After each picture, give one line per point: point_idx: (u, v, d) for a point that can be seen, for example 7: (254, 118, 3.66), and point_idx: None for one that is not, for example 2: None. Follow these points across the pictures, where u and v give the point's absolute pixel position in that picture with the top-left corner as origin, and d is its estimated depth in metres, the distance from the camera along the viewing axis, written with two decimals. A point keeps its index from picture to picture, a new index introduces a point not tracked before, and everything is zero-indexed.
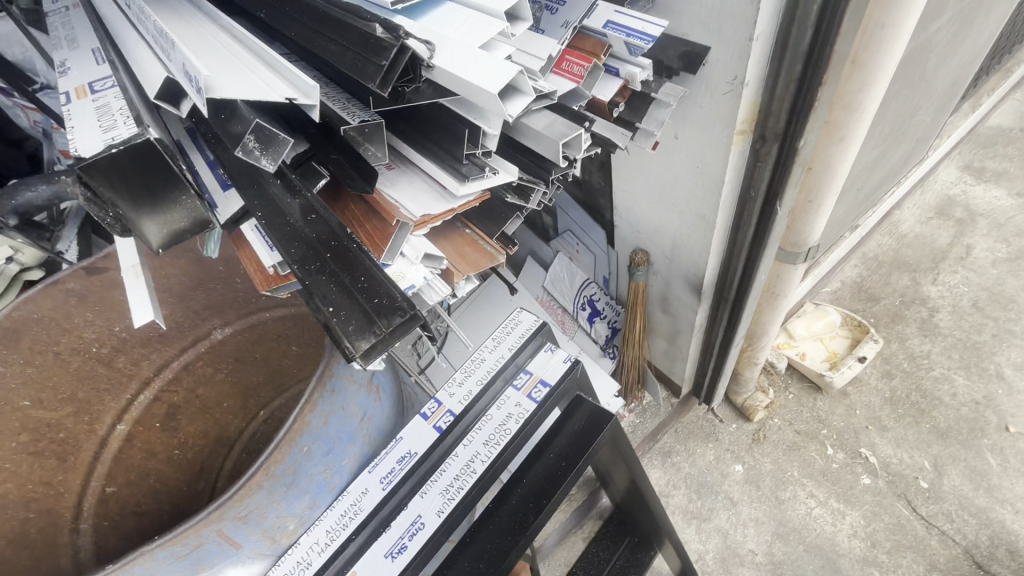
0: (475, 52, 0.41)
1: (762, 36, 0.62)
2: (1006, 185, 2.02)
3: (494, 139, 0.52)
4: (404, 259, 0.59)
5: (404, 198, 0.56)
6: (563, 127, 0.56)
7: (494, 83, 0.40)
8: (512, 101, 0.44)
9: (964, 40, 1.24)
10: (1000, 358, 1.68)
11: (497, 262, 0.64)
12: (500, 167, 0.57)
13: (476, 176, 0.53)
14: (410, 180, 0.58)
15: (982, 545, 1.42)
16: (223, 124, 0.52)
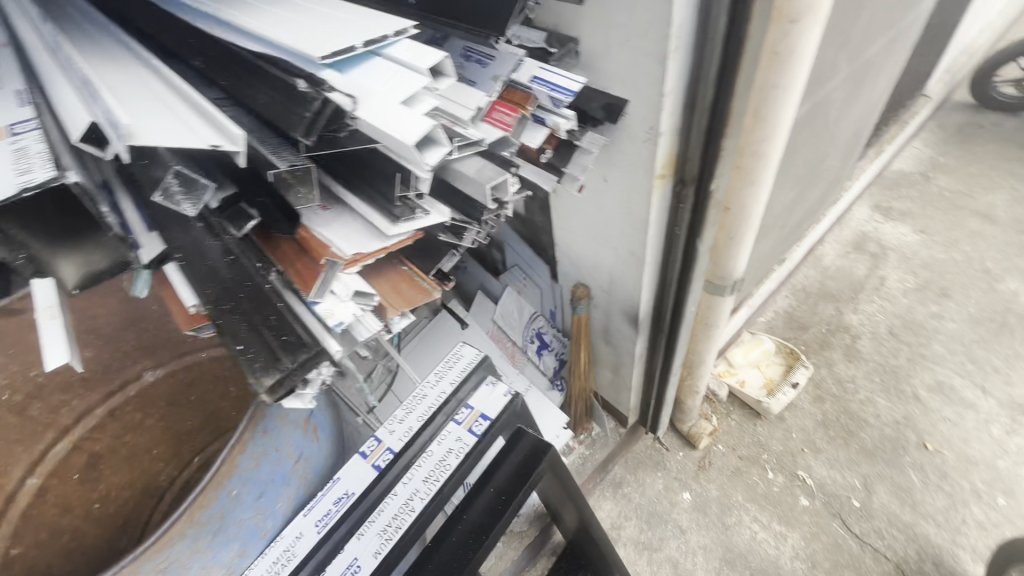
0: (397, 104, 0.44)
1: (672, 93, 0.68)
2: (911, 222, 2.23)
3: (424, 182, 0.55)
4: (332, 296, 0.58)
5: (337, 237, 0.58)
6: (492, 172, 0.60)
7: (408, 133, 0.43)
8: (430, 150, 0.48)
9: (859, 96, 1.40)
10: (916, 380, 1.82)
11: (431, 298, 0.66)
12: (432, 208, 0.60)
13: (406, 217, 0.57)
14: (344, 221, 0.60)
15: (910, 559, 1.50)
16: (145, 168, 0.58)
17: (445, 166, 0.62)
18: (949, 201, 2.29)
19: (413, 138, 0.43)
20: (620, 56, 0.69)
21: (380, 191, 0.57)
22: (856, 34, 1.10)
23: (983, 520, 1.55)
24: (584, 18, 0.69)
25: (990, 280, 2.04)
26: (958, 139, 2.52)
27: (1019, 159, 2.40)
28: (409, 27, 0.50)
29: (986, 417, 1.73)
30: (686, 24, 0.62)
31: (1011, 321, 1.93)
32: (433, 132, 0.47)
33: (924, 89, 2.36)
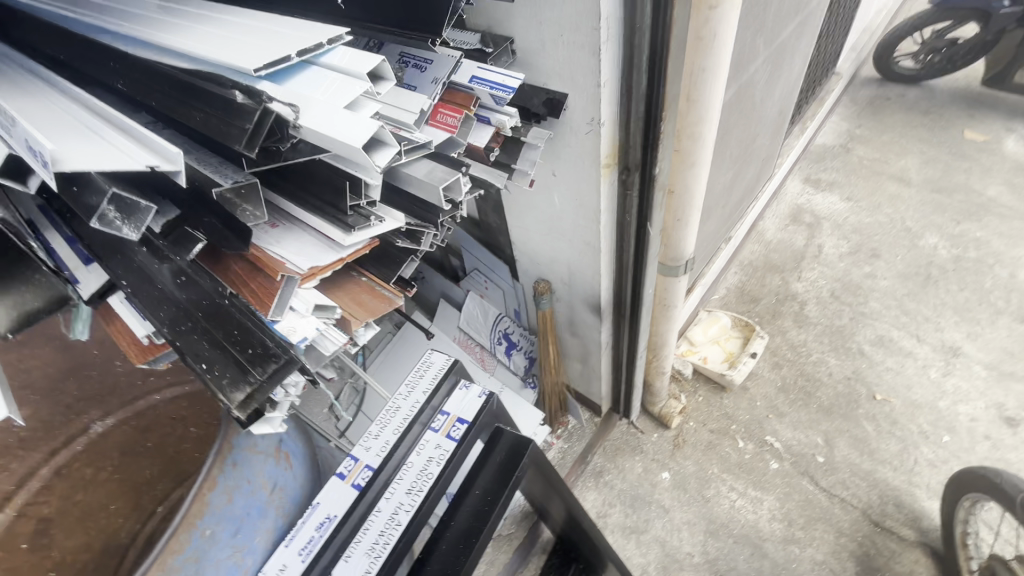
0: (341, 109, 0.44)
1: (608, 83, 0.71)
2: (839, 191, 2.39)
3: (376, 188, 0.55)
4: (294, 312, 0.58)
5: (291, 254, 0.57)
6: (442, 173, 0.60)
7: (356, 137, 0.43)
8: (379, 153, 0.48)
9: (779, 77, 1.49)
10: (860, 337, 1.94)
11: (395, 304, 0.65)
12: (385, 214, 0.59)
13: (362, 225, 0.56)
14: (295, 235, 0.59)
15: (874, 504, 1.60)
16: (75, 196, 0.52)
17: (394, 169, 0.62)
18: (869, 169, 2.47)
19: (363, 141, 0.43)
20: (556, 51, 0.71)
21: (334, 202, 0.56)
22: (769, 19, 1.18)
23: (932, 458, 1.67)
24: (517, 16, 0.70)
25: (913, 237, 2.21)
26: (870, 111, 2.72)
27: (924, 125, 2.62)
28: (343, 34, 0.50)
29: (924, 363, 1.87)
30: (614, 16, 0.65)
31: (935, 273, 2.09)
32: (380, 134, 0.48)
33: (835, 67, 2.54)
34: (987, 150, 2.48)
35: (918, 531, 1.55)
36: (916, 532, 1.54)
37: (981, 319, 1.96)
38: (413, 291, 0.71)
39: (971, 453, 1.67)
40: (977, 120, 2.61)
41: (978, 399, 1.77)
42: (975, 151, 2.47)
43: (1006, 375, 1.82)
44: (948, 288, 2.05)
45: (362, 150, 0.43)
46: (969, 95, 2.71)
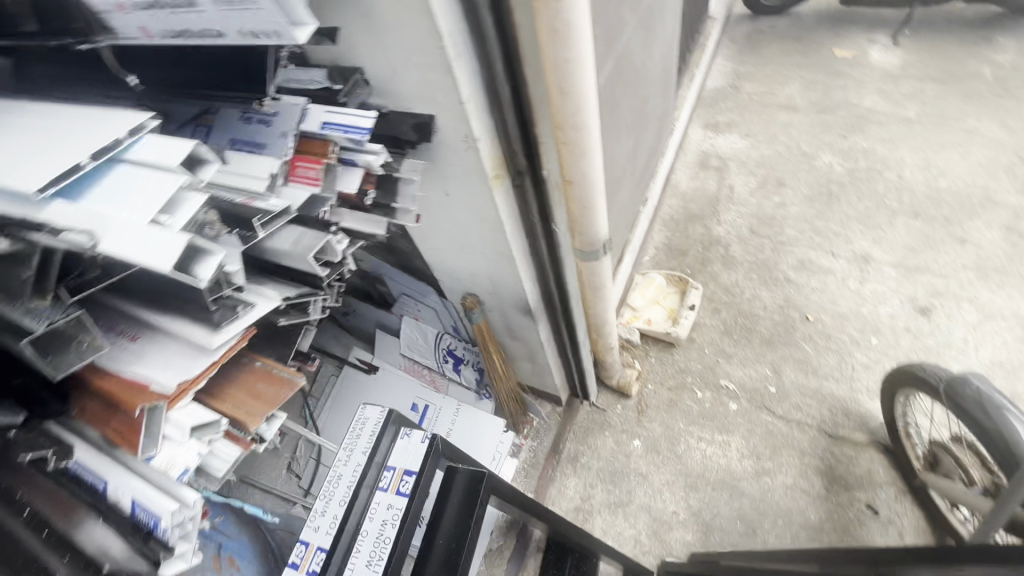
0: (143, 225, 0.48)
1: (472, 98, 0.67)
2: (737, 130, 2.48)
3: (240, 273, 0.53)
4: (172, 441, 0.63)
5: (156, 372, 0.61)
6: (310, 241, 0.59)
7: (160, 259, 0.46)
8: (203, 262, 0.49)
9: (654, 38, 1.51)
10: (784, 265, 2.04)
11: (293, 386, 0.71)
12: (258, 297, 0.57)
13: (227, 319, 0.54)
14: (160, 346, 0.64)
15: (827, 418, 1.71)
16: None
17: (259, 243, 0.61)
18: (759, 103, 2.58)
19: (166, 262, 0.46)
20: (409, 74, 0.66)
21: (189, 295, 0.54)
22: None
23: (867, 362, 1.80)
24: (359, 45, 0.66)
25: (810, 159, 2.33)
26: (749, 46, 2.83)
27: (799, 50, 2.76)
28: (145, 123, 0.55)
29: (843, 276, 1.99)
30: (456, 29, 0.61)
31: (836, 189, 2.23)
32: (201, 244, 0.49)
33: (708, 10, 2.61)
34: (857, 64, 2.64)
35: (868, 432, 1.67)
36: (866, 434, 1.66)
37: (882, 223, 2.11)
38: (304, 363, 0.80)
39: (897, 349, 1.81)
40: (843, 37, 2.77)
41: (894, 298, 1.92)
42: (847, 67, 2.63)
43: (913, 270, 1.98)
44: (849, 201, 2.19)
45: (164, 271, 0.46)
46: (831, 14, 2.88)
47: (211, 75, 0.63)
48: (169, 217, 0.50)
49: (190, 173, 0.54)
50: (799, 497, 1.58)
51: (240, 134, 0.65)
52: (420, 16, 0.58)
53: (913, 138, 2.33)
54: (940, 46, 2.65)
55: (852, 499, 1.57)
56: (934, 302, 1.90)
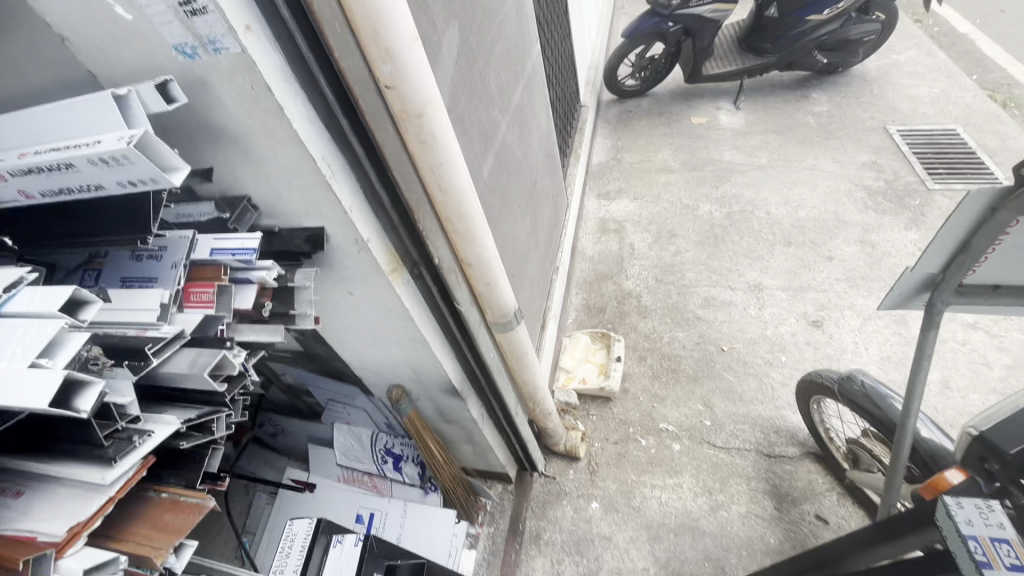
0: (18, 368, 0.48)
1: (355, 207, 0.74)
2: (627, 196, 2.77)
3: (89, 398, 0.50)
4: None
5: (41, 522, 0.55)
6: (206, 357, 0.61)
7: (37, 396, 0.46)
8: (83, 398, 0.50)
9: (531, 129, 1.73)
10: (692, 305, 2.23)
11: (202, 509, 0.65)
12: (157, 424, 0.61)
13: (123, 452, 0.57)
14: (42, 497, 0.58)
15: (762, 440, 1.80)
16: None
17: (154, 373, 0.64)
18: (640, 169, 2.92)
19: (43, 398, 0.46)
20: (293, 195, 0.73)
21: (83, 440, 0.58)
22: (494, 94, 1.36)
23: (782, 379, 1.95)
24: (241, 177, 0.72)
25: (693, 210, 2.63)
26: (622, 125, 3.23)
27: (663, 123, 3.19)
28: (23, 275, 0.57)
29: (743, 305, 2.20)
30: (330, 153, 0.69)
31: (719, 233, 2.51)
32: (78, 378, 0.50)
33: (580, 100, 2.98)
34: (711, 128, 3.09)
35: (800, 445, 1.78)
36: (798, 447, 1.77)
37: (763, 254, 2.38)
38: (224, 481, 0.74)
39: (804, 362, 2.00)
40: (696, 109, 3.25)
41: (789, 316, 2.14)
42: (705, 131, 3.08)
43: (798, 290, 2.23)
44: (732, 240, 2.46)
45: (41, 404, 0.45)
46: (682, 92, 3.39)
47: (79, 228, 0.64)
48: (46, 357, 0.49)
49: (74, 317, 0.54)
50: (755, 524, 1.62)
51: (132, 272, 0.67)
52: (295, 147, 0.65)
53: (770, 181, 2.72)
54: (772, 106, 3.17)
55: (802, 513, 1.63)
56: (822, 315, 2.13)
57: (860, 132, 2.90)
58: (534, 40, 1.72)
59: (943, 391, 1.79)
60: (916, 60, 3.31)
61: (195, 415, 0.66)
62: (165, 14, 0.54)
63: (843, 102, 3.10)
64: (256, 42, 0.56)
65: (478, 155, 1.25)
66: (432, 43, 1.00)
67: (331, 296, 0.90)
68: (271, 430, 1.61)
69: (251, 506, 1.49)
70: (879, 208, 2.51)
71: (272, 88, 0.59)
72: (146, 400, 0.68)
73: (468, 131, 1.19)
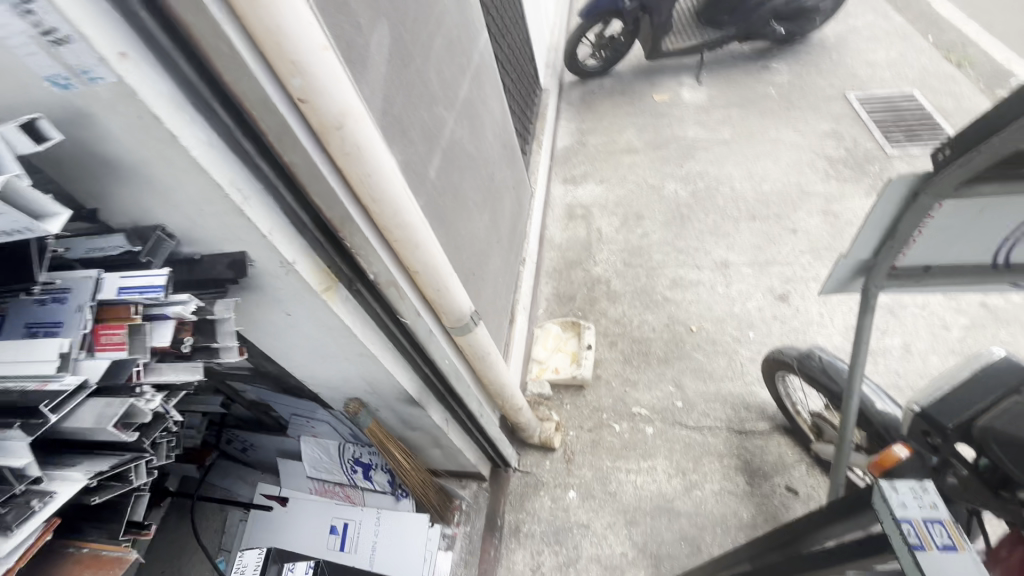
0: None
1: (275, 229, 0.71)
2: (593, 179, 2.75)
3: None
4: None
5: None
6: (112, 408, 0.62)
7: None
8: None
9: (483, 121, 1.69)
10: (661, 287, 2.23)
11: (124, 561, 0.66)
12: (63, 482, 0.60)
13: (23, 517, 0.55)
14: None
15: (732, 417, 1.83)
16: None
17: (58, 425, 0.63)
18: (604, 152, 2.89)
19: None
20: (207, 221, 0.69)
21: None
22: (436, 90, 1.32)
23: (750, 355, 1.98)
24: (148, 207, 0.68)
25: (658, 191, 2.62)
26: (585, 106, 3.19)
27: (626, 103, 3.15)
28: None
29: (711, 284, 2.21)
30: (240, 176, 0.66)
31: (685, 212, 2.51)
32: None
33: (541, 84, 2.93)
34: (674, 105, 3.07)
35: (769, 419, 1.81)
36: (767, 421, 1.80)
37: (729, 231, 2.39)
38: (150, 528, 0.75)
39: (771, 336, 2.02)
40: (658, 86, 3.22)
41: (756, 292, 2.16)
42: (667, 109, 3.05)
43: (763, 265, 2.24)
44: (698, 218, 2.47)
45: None
46: (644, 69, 3.35)
47: None
48: None
49: None
50: (728, 500, 1.65)
51: (35, 316, 0.63)
52: (197, 175, 0.62)
53: (734, 156, 2.72)
54: (733, 79, 3.16)
55: (773, 486, 1.67)
56: (788, 288, 2.15)
57: (820, 101, 2.90)
58: (480, 29, 1.67)
59: (904, 356, 1.83)
60: (874, 23, 3.31)
61: (108, 467, 0.63)
62: (27, 46, 0.49)
63: (803, 71, 3.10)
64: (135, 68, 0.53)
65: (422, 156, 1.21)
66: (358, 46, 0.96)
67: (267, 318, 0.87)
68: (239, 445, 1.58)
69: (226, 524, 1.48)
70: (841, 177, 2.53)
71: (161, 116, 0.56)
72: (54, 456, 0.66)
73: (408, 132, 1.15)
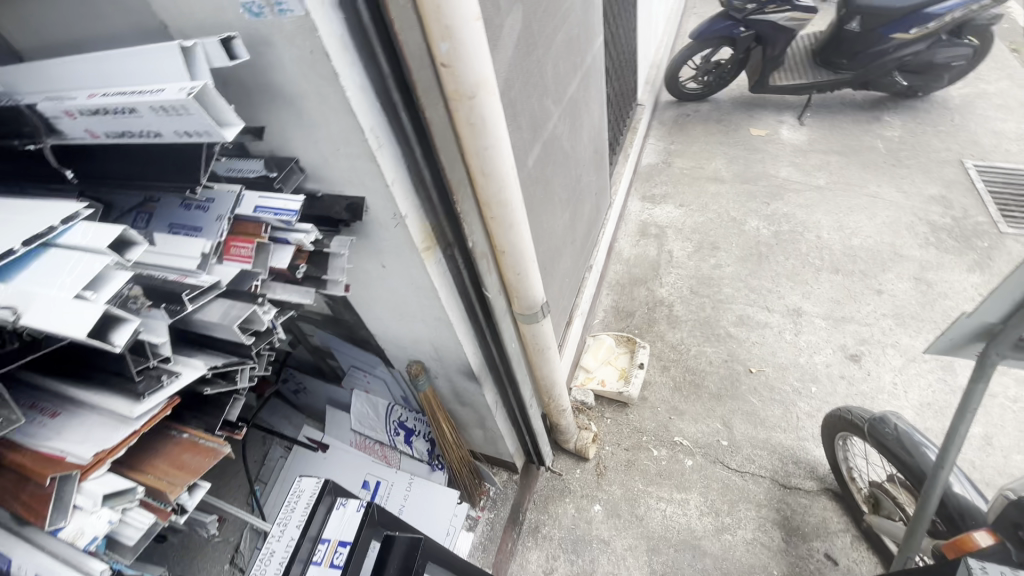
0: (66, 301, 0.50)
1: (396, 180, 0.75)
2: (673, 201, 2.71)
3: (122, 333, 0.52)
4: (82, 511, 0.57)
5: (75, 444, 0.60)
6: (237, 310, 0.65)
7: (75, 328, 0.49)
8: (119, 332, 0.52)
9: (583, 123, 1.71)
10: (725, 322, 2.17)
11: (218, 453, 0.68)
12: (185, 367, 0.64)
13: (152, 389, 0.61)
14: (77, 419, 0.63)
15: (778, 468, 1.74)
16: None
17: (189, 317, 0.66)
18: (689, 176, 2.84)
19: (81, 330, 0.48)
20: (338, 162, 0.74)
21: (119, 371, 0.64)
22: (549, 83, 1.34)
23: (809, 409, 1.88)
24: (292, 139, 0.73)
25: (739, 225, 2.54)
26: (677, 128, 3.15)
27: (720, 131, 3.08)
28: (79, 211, 0.59)
29: (779, 329, 2.12)
30: (379, 125, 0.69)
31: (763, 250, 2.42)
32: (114, 314, 0.53)
33: (637, 99, 2.92)
34: (771, 141, 2.97)
35: (818, 479, 1.71)
36: (816, 481, 1.71)
37: (808, 279, 2.29)
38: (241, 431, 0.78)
39: (835, 396, 1.91)
40: (757, 120, 3.13)
41: (826, 346, 2.05)
42: (763, 144, 2.96)
43: (839, 320, 2.13)
44: (776, 259, 2.38)
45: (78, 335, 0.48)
46: (745, 101, 3.26)
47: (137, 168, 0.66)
48: (93, 292, 0.52)
49: (120, 254, 0.56)
50: (759, 552, 1.58)
51: (179, 218, 0.70)
52: (345, 115, 0.66)
53: (826, 203, 2.59)
54: (839, 125, 3.02)
55: (811, 550, 1.58)
56: (862, 349, 2.03)
57: (931, 163, 2.73)
58: (598, 33, 1.69)
59: (984, 448, 1.68)
60: (1008, 91, 3.07)
61: (222, 363, 0.68)
62: None
63: (918, 129, 2.92)
64: (319, 6, 0.57)
65: (526, 143, 1.24)
66: (494, 26, 0.99)
67: (363, 266, 0.92)
68: (292, 387, 1.64)
69: (266, 457, 1.53)
70: (942, 246, 2.36)
71: (330, 54, 0.60)
72: (183, 345, 0.71)
73: (518, 117, 1.18)
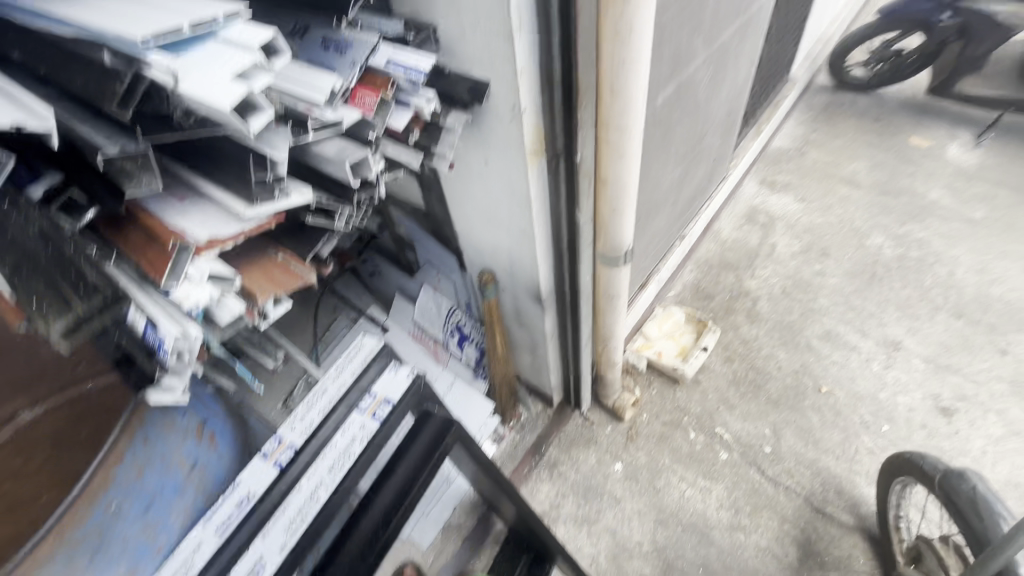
0: (223, 78, 0.56)
1: (526, 70, 0.72)
2: (793, 193, 2.47)
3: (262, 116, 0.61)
4: (191, 280, 0.71)
5: (197, 224, 0.70)
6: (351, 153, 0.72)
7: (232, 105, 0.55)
8: (255, 118, 0.61)
9: (725, 79, 1.56)
10: (809, 332, 2.01)
11: (303, 278, 0.81)
12: (292, 190, 0.71)
13: (264, 198, 0.67)
14: (199, 208, 0.72)
15: (817, 491, 1.65)
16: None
17: (306, 146, 0.74)
18: (821, 171, 2.56)
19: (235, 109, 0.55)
20: (474, 38, 0.72)
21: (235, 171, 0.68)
22: (705, 20, 1.22)
23: (872, 447, 1.74)
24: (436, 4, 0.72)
25: (860, 238, 2.29)
26: (824, 117, 2.81)
27: (873, 131, 2.72)
28: (239, 11, 0.60)
29: (867, 357, 1.94)
30: (525, 4, 0.66)
31: (879, 271, 2.18)
32: (254, 103, 0.60)
33: (790, 73, 2.61)
34: (931, 156, 2.58)
35: (857, 516, 1.61)
36: (854, 518, 1.60)
37: (921, 315, 2.04)
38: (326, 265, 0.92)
39: (907, 442, 1.75)
40: (923, 127, 2.71)
41: (916, 390, 1.85)
42: (920, 157, 2.58)
43: (942, 368, 1.90)
44: (891, 284, 2.13)
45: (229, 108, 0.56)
46: (916, 103, 2.82)
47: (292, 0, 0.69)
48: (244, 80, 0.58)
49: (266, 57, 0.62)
50: (767, 562, 1.54)
51: (317, 55, 0.72)
52: None
53: (974, 240, 2.25)
54: None
55: None
56: (957, 405, 1.82)
57: None
58: None
59: None
60: None
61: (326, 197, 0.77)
62: None
63: None
64: None
65: (661, 79, 1.15)
66: None
67: (468, 157, 0.92)
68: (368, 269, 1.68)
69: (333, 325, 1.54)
70: None
71: None
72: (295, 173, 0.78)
73: (662, 48, 1.09)
